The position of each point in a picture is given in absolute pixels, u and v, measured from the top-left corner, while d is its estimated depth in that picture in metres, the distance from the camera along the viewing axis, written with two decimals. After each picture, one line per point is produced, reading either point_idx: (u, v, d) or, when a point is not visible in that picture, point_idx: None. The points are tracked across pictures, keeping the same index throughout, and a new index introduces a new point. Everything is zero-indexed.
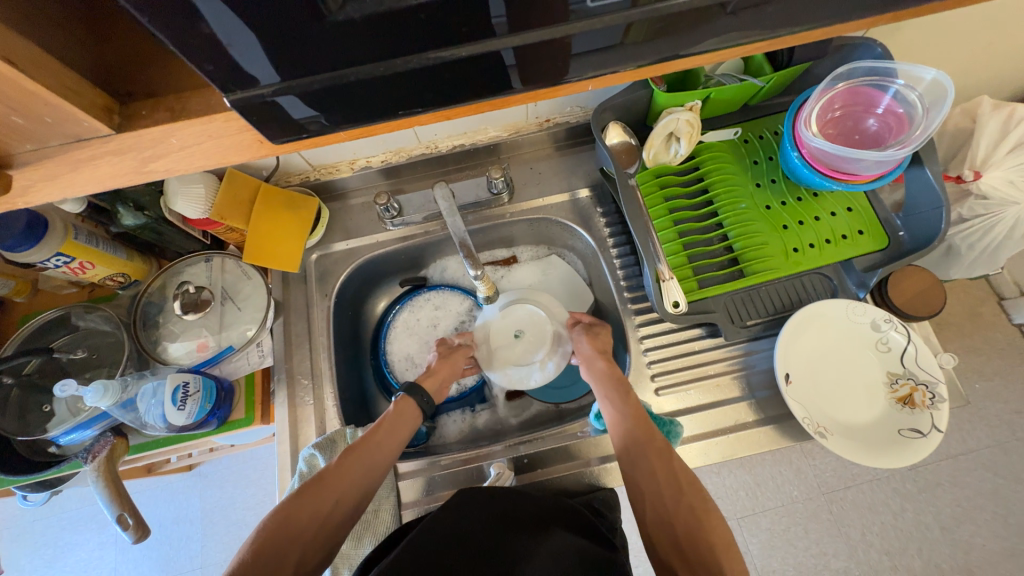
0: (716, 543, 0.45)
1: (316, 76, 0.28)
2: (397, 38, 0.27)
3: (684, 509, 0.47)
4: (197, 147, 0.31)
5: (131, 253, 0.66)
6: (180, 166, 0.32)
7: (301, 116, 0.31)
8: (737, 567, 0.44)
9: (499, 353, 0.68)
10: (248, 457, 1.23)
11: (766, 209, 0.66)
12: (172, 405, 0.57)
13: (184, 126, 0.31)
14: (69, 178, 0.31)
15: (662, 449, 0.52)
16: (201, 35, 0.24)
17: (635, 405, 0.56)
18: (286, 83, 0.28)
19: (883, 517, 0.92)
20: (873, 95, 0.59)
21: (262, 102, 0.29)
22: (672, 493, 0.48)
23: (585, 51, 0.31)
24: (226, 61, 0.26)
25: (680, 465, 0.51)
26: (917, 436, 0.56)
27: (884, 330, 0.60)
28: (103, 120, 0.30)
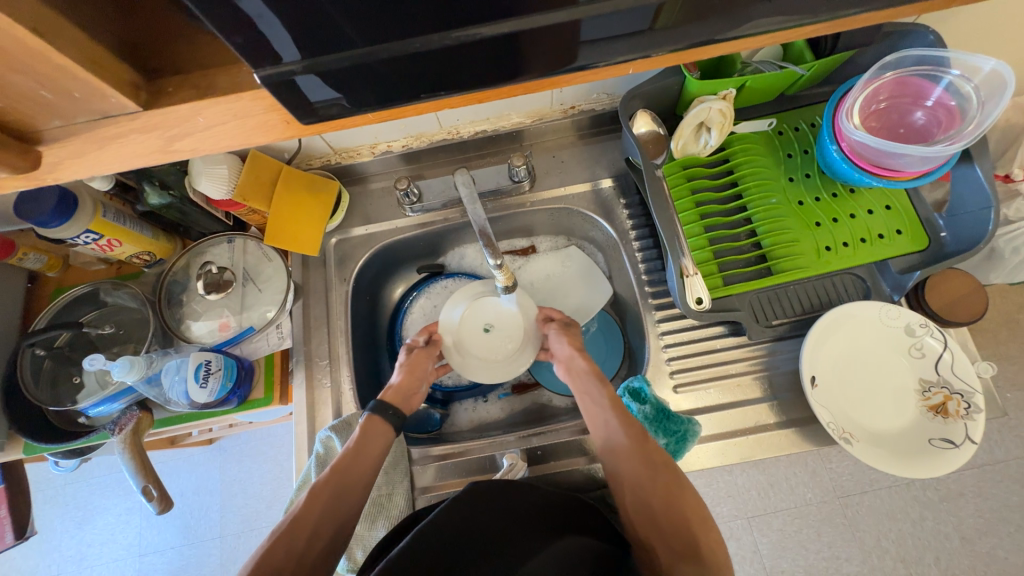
0: (699, 524, 0.46)
1: (344, 53, 0.27)
2: (426, 14, 0.26)
3: (661, 489, 0.48)
4: (223, 127, 0.31)
5: (157, 231, 0.67)
6: (205, 146, 0.31)
7: (325, 98, 0.30)
8: (713, 539, 0.45)
9: (469, 348, 0.66)
10: (264, 433, 1.26)
11: (798, 205, 0.63)
12: (195, 382, 0.58)
13: (209, 105, 0.30)
14: (97, 155, 0.31)
15: (637, 432, 0.52)
16: (227, 7, 0.23)
17: (610, 396, 0.55)
18: (310, 60, 0.27)
19: (901, 525, 0.90)
20: (923, 86, 0.55)
21: (286, 81, 0.28)
22: (649, 476, 0.49)
23: (621, 32, 0.29)
24: (252, 36, 0.25)
25: (655, 447, 0.51)
26: (948, 447, 0.53)
27: (919, 335, 0.57)
28: (131, 97, 0.29)
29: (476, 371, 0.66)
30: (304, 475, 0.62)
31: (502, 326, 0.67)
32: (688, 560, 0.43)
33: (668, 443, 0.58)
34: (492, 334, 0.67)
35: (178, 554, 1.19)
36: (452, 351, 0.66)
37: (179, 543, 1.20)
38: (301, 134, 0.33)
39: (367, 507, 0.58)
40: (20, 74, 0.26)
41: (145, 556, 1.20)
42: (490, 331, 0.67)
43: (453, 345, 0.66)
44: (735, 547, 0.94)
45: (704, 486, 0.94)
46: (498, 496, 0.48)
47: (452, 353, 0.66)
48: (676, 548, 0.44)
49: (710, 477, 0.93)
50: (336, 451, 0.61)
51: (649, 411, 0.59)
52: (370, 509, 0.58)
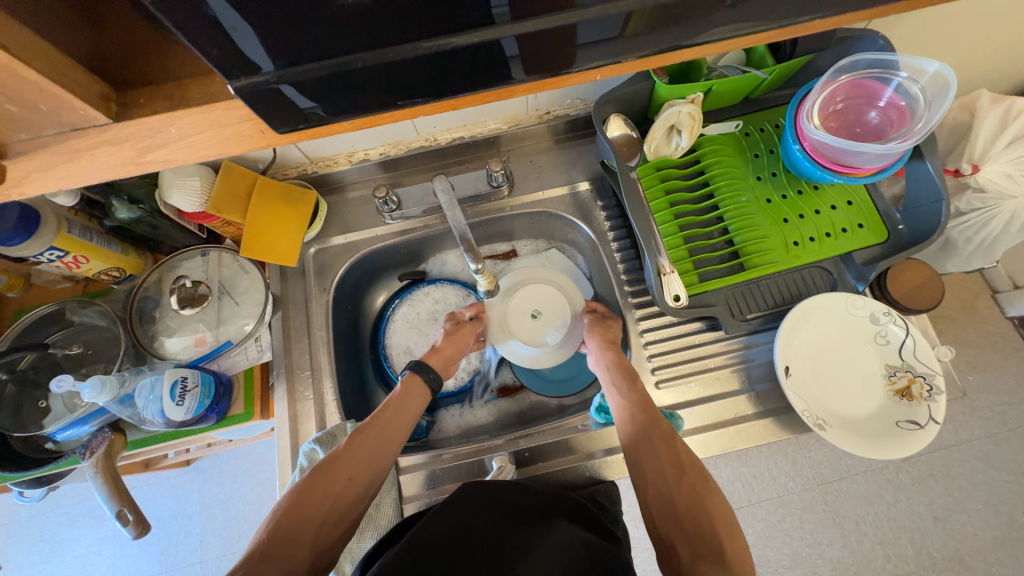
0: (723, 528, 0.45)
1: (318, 62, 0.27)
2: (401, 23, 0.27)
3: (685, 489, 0.48)
4: (198, 138, 0.30)
5: (126, 247, 0.65)
6: (178, 157, 0.31)
7: (302, 106, 0.30)
8: (738, 545, 0.45)
9: (514, 330, 0.68)
10: (245, 452, 1.23)
11: (766, 202, 0.66)
12: (171, 401, 0.56)
13: (183, 116, 0.30)
14: (64, 169, 0.31)
15: (666, 433, 0.52)
16: (201, 18, 0.23)
17: (639, 394, 0.56)
18: (284, 70, 0.27)
19: (877, 508, 0.94)
20: (875, 87, 0.58)
21: (262, 90, 0.28)
22: (675, 475, 0.49)
23: (592, 40, 0.30)
24: (227, 47, 0.25)
25: (682, 448, 0.51)
26: (915, 428, 0.56)
27: (883, 323, 0.60)
28: (102, 110, 0.29)
29: (515, 351, 0.68)
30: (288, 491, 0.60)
31: (548, 314, 0.69)
32: (709, 560, 0.43)
33: None
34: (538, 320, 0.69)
35: None
36: (497, 329, 0.69)
37: (156, 571, 1.15)
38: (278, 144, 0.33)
39: None
40: None
41: None
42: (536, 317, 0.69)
43: (500, 323, 0.69)
44: None
45: None
46: (491, 495, 0.49)
47: (497, 331, 0.69)
48: (698, 549, 0.44)
49: None
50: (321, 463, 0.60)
51: None
52: None
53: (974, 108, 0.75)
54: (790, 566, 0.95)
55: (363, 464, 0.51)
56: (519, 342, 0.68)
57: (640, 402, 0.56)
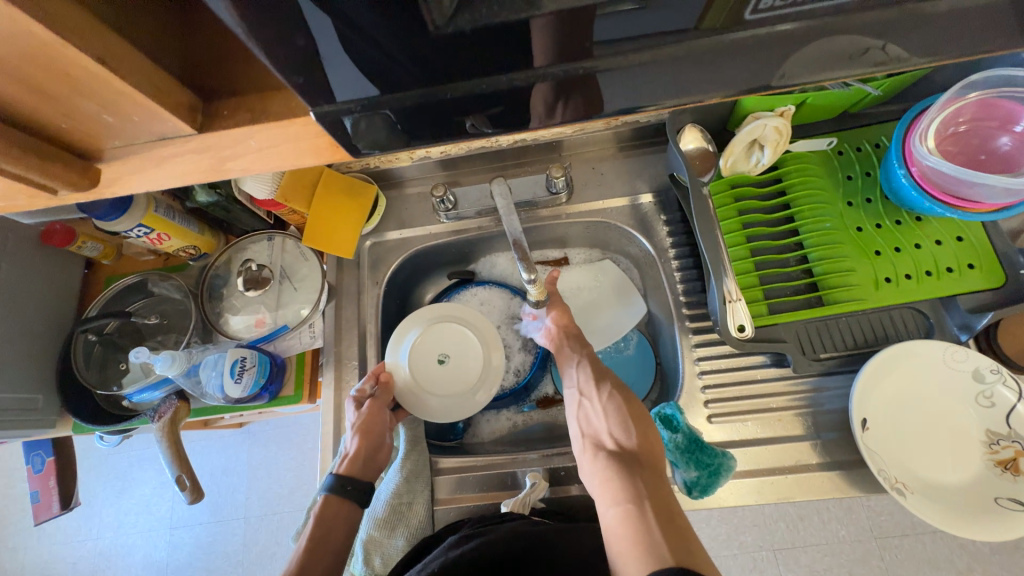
0: (643, 440, 0.51)
1: (411, 92, 0.27)
2: (495, 52, 0.25)
3: (614, 413, 0.54)
4: (274, 149, 0.31)
5: (203, 227, 0.70)
6: (258, 166, 0.32)
7: (390, 133, 0.29)
8: (655, 453, 0.51)
9: (429, 380, 0.66)
10: (291, 420, 1.30)
11: (856, 231, 0.59)
12: (230, 378, 0.60)
13: (261, 129, 0.30)
14: (152, 172, 0.32)
15: (616, 396, 0.56)
16: (293, 44, 0.23)
17: (585, 346, 0.63)
18: (383, 98, 0.27)
19: (945, 575, 0.84)
20: (1013, 109, 0.50)
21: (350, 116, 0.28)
22: (606, 402, 0.56)
23: (696, 74, 0.27)
24: (318, 70, 0.25)
25: (616, 385, 0.57)
26: (1018, 509, 0.48)
27: (989, 382, 0.52)
28: (185, 120, 0.29)
29: (438, 405, 0.65)
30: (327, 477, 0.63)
31: (458, 354, 0.68)
32: (625, 460, 0.49)
33: (699, 476, 0.55)
34: (449, 364, 0.67)
35: (205, 530, 1.25)
36: (408, 392, 0.64)
37: (206, 519, 1.25)
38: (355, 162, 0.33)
39: (387, 514, 0.59)
40: (88, 98, 0.27)
41: (175, 529, 1.26)
42: (445, 362, 0.67)
43: (408, 380, 0.65)
44: None
45: (729, 513, 0.90)
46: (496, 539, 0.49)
47: (407, 395, 0.64)
48: (618, 454, 0.50)
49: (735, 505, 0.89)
50: None
51: (681, 441, 0.56)
52: (389, 516, 0.58)
53: None
54: None
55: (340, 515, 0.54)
56: (440, 395, 0.65)
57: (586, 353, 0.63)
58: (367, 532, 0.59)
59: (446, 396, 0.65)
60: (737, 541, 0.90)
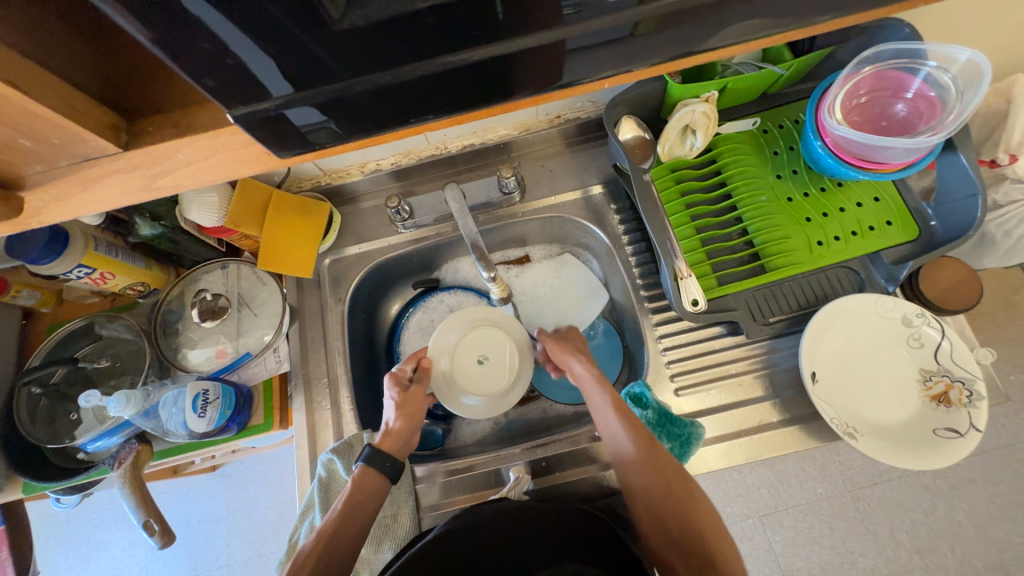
0: (713, 535, 0.47)
1: (328, 86, 0.28)
2: (399, 48, 0.27)
3: (676, 510, 0.48)
4: (206, 162, 0.31)
5: (151, 261, 0.67)
6: (190, 180, 0.32)
7: (319, 126, 0.31)
8: (727, 545, 0.47)
9: (463, 378, 0.66)
10: (268, 457, 1.25)
11: (787, 201, 0.64)
12: (193, 412, 0.58)
13: (192, 142, 0.31)
14: (80, 197, 0.32)
15: (676, 488, 0.49)
16: (206, 49, 0.24)
17: (624, 413, 0.53)
18: (299, 93, 0.28)
19: (913, 515, 0.89)
20: (902, 78, 0.56)
21: (277, 113, 0.29)
22: (662, 490, 0.49)
23: (602, 51, 0.30)
24: (233, 75, 0.26)
25: (672, 465, 0.51)
26: (954, 436, 0.53)
27: (916, 325, 0.57)
28: (111, 138, 0.31)
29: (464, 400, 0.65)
30: (307, 500, 0.61)
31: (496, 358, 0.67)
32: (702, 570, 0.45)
33: (672, 447, 0.58)
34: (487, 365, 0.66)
35: None
36: (440, 381, 0.64)
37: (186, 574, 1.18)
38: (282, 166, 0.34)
39: (373, 530, 0.58)
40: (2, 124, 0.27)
41: None
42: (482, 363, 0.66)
43: (444, 373, 0.65)
44: (748, 547, 0.93)
45: (714, 486, 0.93)
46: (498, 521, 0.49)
47: (439, 382, 0.65)
48: (691, 563, 0.46)
49: (719, 477, 0.93)
50: (338, 474, 0.61)
51: (651, 417, 0.59)
52: (375, 531, 0.58)
53: (1010, 95, 0.73)
54: None
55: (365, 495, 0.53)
56: (470, 394, 0.64)
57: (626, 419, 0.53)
58: None
59: (472, 397, 0.65)
60: (725, 512, 0.93)
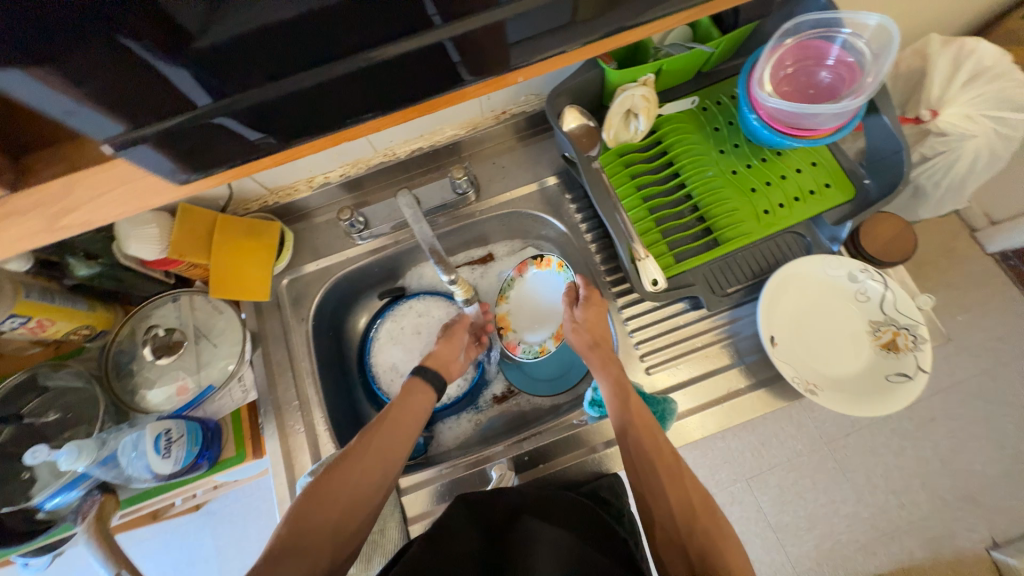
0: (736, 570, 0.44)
1: (242, 95, 0.29)
2: (300, 54, 0.28)
3: (698, 537, 0.46)
4: (107, 197, 0.32)
5: (93, 302, 0.64)
6: (97, 217, 0.32)
7: (236, 136, 0.32)
8: None
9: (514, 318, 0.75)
10: (253, 489, 1.21)
11: (732, 174, 0.66)
12: (156, 455, 0.55)
13: (84, 179, 0.32)
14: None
15: (701, 516, 0.48)
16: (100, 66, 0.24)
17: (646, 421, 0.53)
18: (217, 103, 0.29)
19: (886, 459, 0.94)
20: (822, 47, 0.58)
21: (193, 125, 0.30)
22: (686, 518, 0.48)
23: (519, 40, 0.31)
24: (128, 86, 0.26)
25: (694, 489, 0.50)
26: (905, 380, 0.56)
27: (861, 280, 0.60)
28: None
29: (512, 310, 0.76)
30: None
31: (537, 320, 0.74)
32: None
33: None
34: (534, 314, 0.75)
35: None
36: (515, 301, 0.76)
37: None
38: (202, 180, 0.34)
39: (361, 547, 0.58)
40: None
41: None
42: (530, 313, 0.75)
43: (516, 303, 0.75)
44: (738, 511, 0.96)
45: (700, 457, 0.96)
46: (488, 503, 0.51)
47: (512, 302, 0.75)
48: None
49: (704, 447, 0.96)
50: None
51: None
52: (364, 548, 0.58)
53: (924, 55, 0.78)
54: (808, 527, 0.94)
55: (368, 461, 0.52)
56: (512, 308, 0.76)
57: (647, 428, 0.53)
58: None
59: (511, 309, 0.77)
60: (713, 480, 0.96)
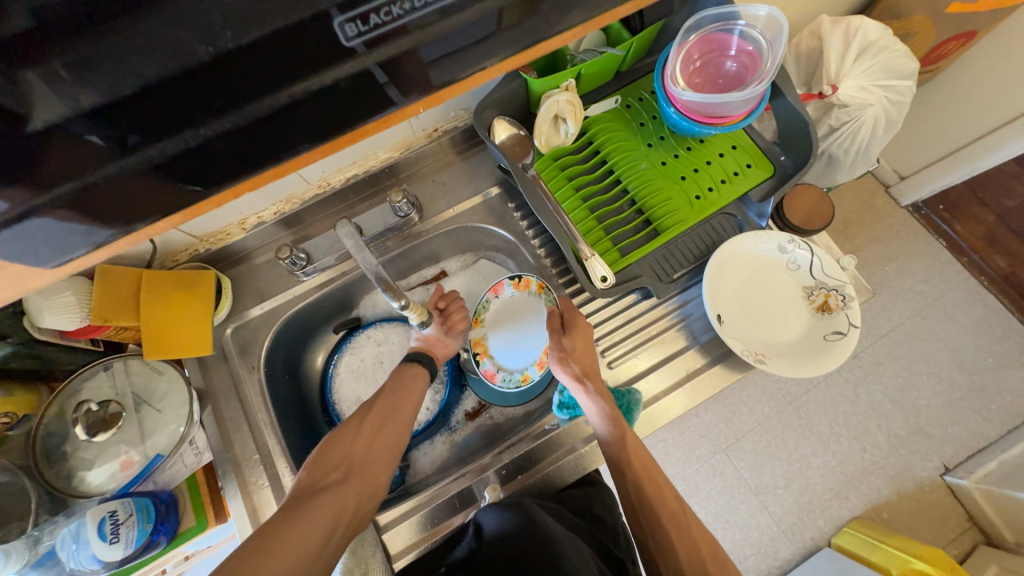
0: None
1: (141, 153, 0.26)
2: (199, 103, 0.25)
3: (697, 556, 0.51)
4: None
5: (9, 386, 0.56)
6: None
7: (138, 199, 0.28)
8: None
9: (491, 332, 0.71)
10: (231, 550, 1.13)
11: (662, 165, 0.69)
12: (102, 541, 0.51)
13: None
14: None
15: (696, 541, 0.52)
16: None
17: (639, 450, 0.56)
18: (112, 164, 0.25)
19: (844, 407, 1.00)
20: (723, 39, 0.62)
21: (86, 191, 0.26)
22: (687, 544, 0.51)
23: (431, 67, 0.29)
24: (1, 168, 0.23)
25: (690, 519, 0.54)
26: (839, 337, 0.61)
27: (790, 251, 0.64)
28: None
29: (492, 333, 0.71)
30: None
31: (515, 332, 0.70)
32: None
33: None
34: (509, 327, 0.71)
35: None
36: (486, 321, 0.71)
37: None
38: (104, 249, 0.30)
39: None
40: None
41: None
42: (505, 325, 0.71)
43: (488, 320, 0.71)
44: (721, 481, 0.99)
45: (678, 435, 1.00)
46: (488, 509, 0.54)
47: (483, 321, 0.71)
48: None
49: (680, 425, 0.99)
50: None
51: None
52: None
53: (819, 35, 0.84)
54: (786, 484, 0.98)
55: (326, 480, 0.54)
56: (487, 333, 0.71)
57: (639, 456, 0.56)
58: None
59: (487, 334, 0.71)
60: (693, 455, 1.00)
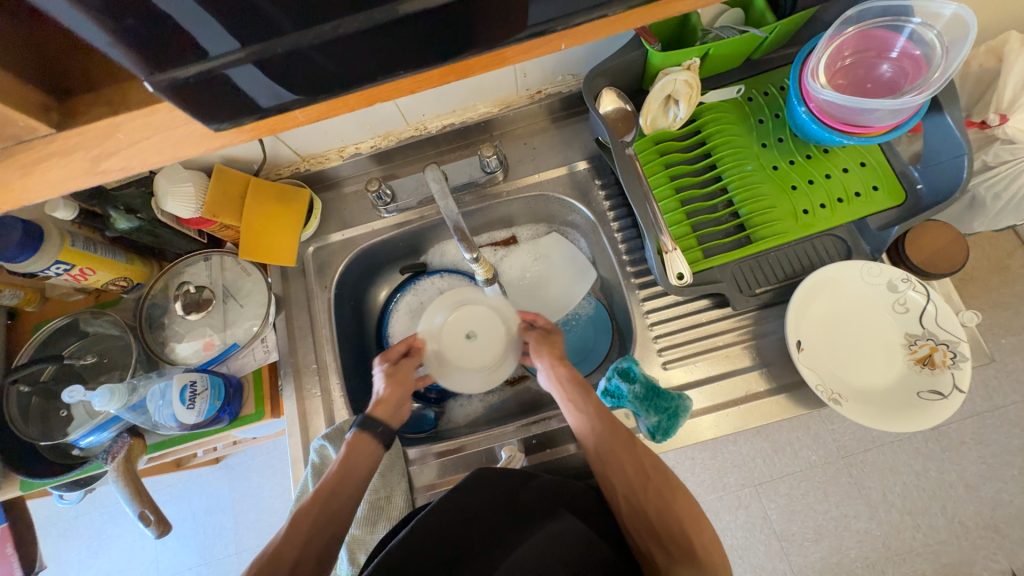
0: (692, 524, 0.47)
1: (270, 42, 0.27)
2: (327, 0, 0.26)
3: (655, 498, 0.48)
4: (148, 141, 0.32)
5: (131, 256, 0.66)
6: (134, 164, 0.32)
7: (265, 92, 0.30)
8: (706, 537, 0.47)
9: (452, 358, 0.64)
10: (270, 448, 1.26)
11: (773, 170, 0.63)
12: (181, 404, 0.58)
13: (127, 122, 0.31)
14: (21, 184, 0.31)
15: (650, 473, 0.50)
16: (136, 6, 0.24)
17: (595, 404, 0.55)
18: (247, 49, 0.27)
19: (905, 478, 0.90)
20: (886, 38, 0.54)
21: (224, 76, 0.28)
22: (640, 481, 0.49)
23: (557, 10, 0.29)
24: (164, 35, 0.25)
25: (644, 451, 0.52)
26: (937, 398, 0.54)
27: (901, 290, 0.57)
28: (40, 120, 0.30)
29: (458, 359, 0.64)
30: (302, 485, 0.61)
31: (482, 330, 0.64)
32: (685, 564, 0.44)
33: (661, 420, 0.58)
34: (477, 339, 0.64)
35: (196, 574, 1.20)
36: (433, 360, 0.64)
37: (196, 562, 1.21)
38: (231, 132, 0.33)
39: (367, 512, 0.59)
40: None
41: None
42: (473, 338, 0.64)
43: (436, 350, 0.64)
44: (744, 516, 0.94)
45: (709, 458, 0.95)
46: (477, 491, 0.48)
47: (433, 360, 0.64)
48: (675, 555, 0.45)
49: (714, 449, 0.94)
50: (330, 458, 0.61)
51: (639, 390, 0.59)
52: (370, 513, 0.59)
53: (1000, 53, 0.72)
54: (815, 539, 0.91)
55: (337, 495, 0.51)
56: (463, 369, 0.63)
57: (598, 411, 0.55)
58: (349, 532, 0.58)
59: (468, 372, 0.63)
60: (720, 483, 0.95)
